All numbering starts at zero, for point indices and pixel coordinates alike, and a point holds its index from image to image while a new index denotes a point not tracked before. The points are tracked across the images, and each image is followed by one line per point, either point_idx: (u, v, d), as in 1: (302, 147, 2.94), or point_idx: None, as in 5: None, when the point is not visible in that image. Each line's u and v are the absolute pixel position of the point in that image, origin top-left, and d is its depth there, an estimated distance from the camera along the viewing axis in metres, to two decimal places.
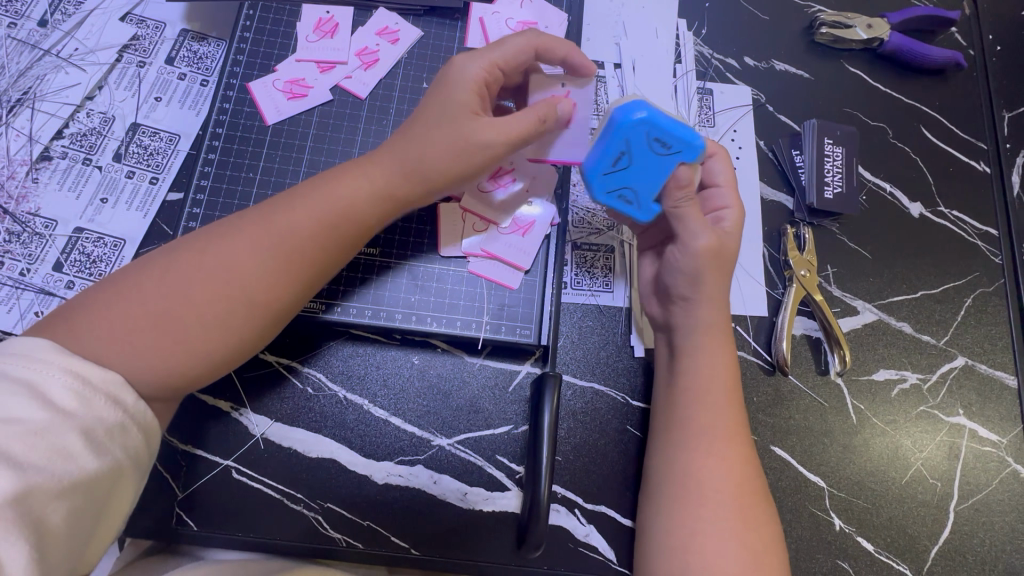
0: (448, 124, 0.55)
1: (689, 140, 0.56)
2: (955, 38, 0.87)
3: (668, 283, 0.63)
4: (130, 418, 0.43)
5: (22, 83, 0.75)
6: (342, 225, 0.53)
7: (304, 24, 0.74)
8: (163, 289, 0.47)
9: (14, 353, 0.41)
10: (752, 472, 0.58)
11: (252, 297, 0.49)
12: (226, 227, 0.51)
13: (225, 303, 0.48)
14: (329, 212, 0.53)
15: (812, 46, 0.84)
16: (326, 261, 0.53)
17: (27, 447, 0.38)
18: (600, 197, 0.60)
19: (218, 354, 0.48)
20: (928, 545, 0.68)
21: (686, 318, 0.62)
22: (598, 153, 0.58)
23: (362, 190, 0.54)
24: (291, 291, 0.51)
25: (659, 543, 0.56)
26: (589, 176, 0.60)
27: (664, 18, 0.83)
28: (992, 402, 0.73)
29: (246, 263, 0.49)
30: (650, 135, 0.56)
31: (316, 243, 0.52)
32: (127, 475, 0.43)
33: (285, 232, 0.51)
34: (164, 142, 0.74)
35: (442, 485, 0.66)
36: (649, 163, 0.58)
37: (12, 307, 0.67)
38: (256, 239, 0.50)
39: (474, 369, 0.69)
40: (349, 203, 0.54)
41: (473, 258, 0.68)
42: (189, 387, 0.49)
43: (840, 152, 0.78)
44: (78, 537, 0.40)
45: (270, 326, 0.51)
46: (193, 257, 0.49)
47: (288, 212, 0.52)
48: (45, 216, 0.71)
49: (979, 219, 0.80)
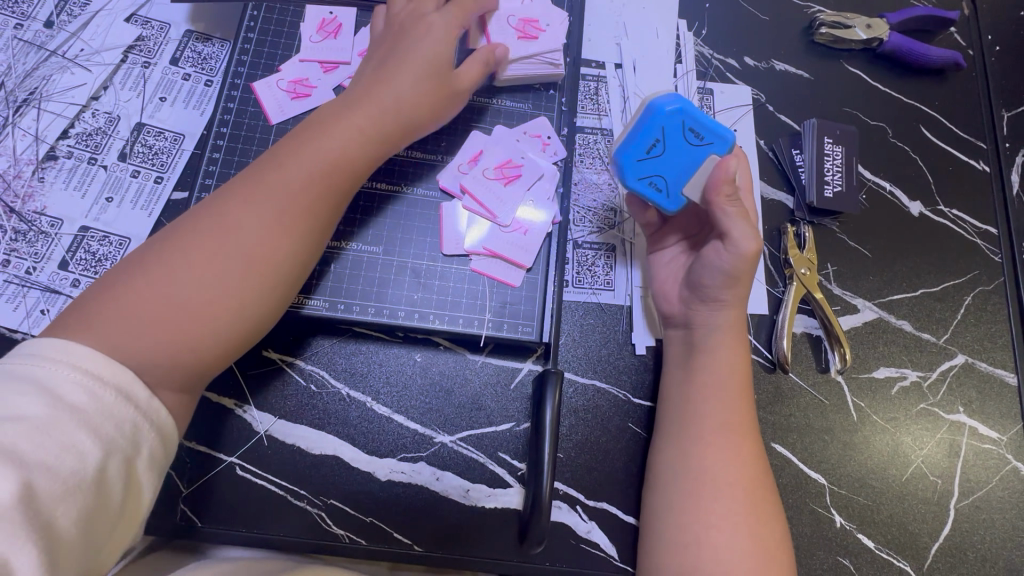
0: (425, 74, 0.62)
1: (720, 132, 0.62)
2: (955, 38, 0.87)
3: (701, 278, 0.63)
4: (143, 417, 0.44)
5: (29, 83, 0.75)
6: (334, 173, 0.57)
7: (308, 24, 0.74)
8: (170, 271, 0.50)
9: (29, 355, 0.42)
10: (756, 470, 0.59)
11: (253, 252, 0.52)
12: (218, 196, 0.55)
13: (229, 265, 0.51)
14: (320, 162, 0.57)
15: (811, 46, 0.85)
16: (322, 209, 0.56)
17: (34, 443, 0.38)
18: (633, 184, 0.63)
19: (229, 315, 0.50)
20: (929, 542, 0.68)
21: (711, 318, 0.64)
22: (635, 137, 0.62)
23: (350, 139, 0.59)
24: (292, 243, 0.54)
25: (665, 540, 0.57)
26: (623, 162, 0.62)
27: (665, 18, 0.84)
28: (992, 400, 0.74)
29: (243, 221, 0.53)
30: (685, 125, 0.62)
31: (310, 192, 0.56)
32: (141, 474, 0.43)
33: (279, 185, 0.55)
34: (168, 142, 0.75)
35: (444, 482, 0.66)
36: (683, 153, 0.62)
37: (18, 305, 0.68)
38: (251, 197, 0.54)
39: (476, 367, 0.69)
40: (340, 152, 0.58)
41: (474, 256, 0.69)
42: (206, 369, 0.50)
43: (840, 151, 0.79)
44: (93, 536, 0.41)
45: (276, 287, 0.53)
46: (193, 229, 0.52)
47: (277, 171, 0.56)
48: (50, 215, 0.71)
49: (979, 218, 0.80)
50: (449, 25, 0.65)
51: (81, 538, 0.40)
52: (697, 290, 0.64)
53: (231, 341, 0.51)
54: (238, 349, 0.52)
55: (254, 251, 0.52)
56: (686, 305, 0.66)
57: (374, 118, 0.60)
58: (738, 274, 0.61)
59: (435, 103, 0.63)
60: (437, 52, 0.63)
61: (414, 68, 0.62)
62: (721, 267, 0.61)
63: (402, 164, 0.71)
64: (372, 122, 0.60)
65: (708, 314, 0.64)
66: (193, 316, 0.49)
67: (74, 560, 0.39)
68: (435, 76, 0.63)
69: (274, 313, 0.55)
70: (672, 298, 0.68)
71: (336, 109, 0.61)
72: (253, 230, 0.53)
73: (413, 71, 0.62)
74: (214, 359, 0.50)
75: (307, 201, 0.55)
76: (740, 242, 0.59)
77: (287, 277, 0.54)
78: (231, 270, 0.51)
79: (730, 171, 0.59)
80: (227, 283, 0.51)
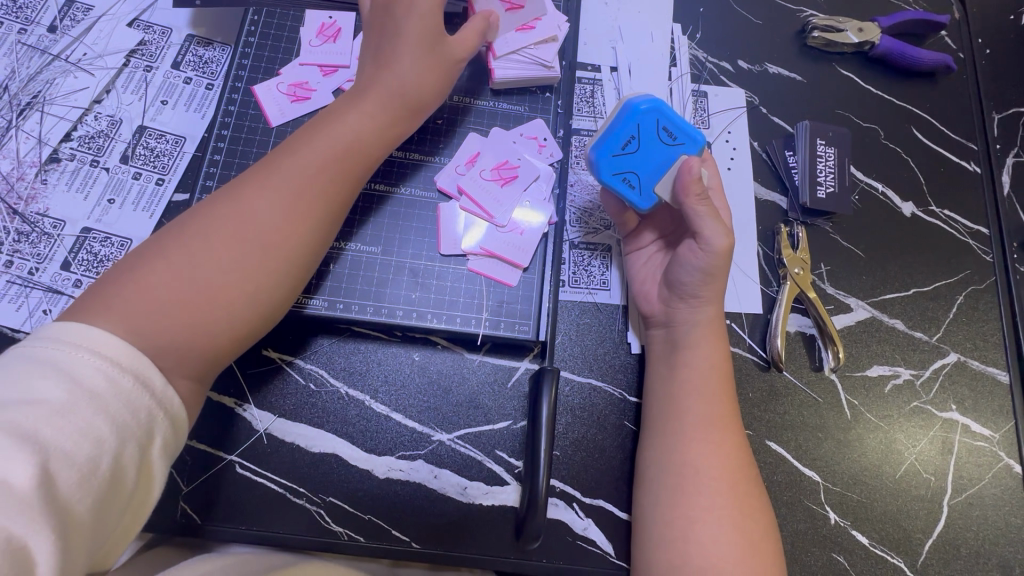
0: (427, 53, 0.64)
1: (692, 135, 0.63)
2: (945, 42, 0.89)
3: (678, 279, 0.64)
4: (158, 404, 0.44)
5: (32, 87, 0.76)
6: (348, 157, 0.60)
7: (307, 29, 0.76)
8: (186, 255, 0.51)
9: (47, 337, 0.43)
10: (745, 464, 0.60)
11: (270, 236, 0.54)
12: (233, 184, 0.56)
13: (250, 250, 0.52)
14: (333, 148, 0.59)
15: (804, 49, 0.86)
16: (339, 192, 0.59)
17: (53, 427, 0.39)
18: (607, 180, 0.64)
19: (249, 299, 0.52)
20: (923, 539, 0.69)
21: (689, 315, 0.64)
22: (609, 134, 0.64)
23: (361, 126, 0.61)
24: (308, 227, 0.56)
25: (656, 534, 0.58)
26: (598, 160, 0.64)
27: (660, 22, 0.85)
28: (985, 398, 0.74)
29: (262, 206, 0.54)
30: (660, 124, 0.63)
31: (325, 176, 0.58)
32: (155, 460, 0.44)
33: (296, 172, 0.56)
34: (169, 144, 0.76)
35: (442, 480, 0.67)
36: (654, 151, 0.64)
37: (21, 305, 0.69)
38: (270, 183, 0.55)
39: (473, 366, 0.70)
40: (352, 137, 0.60)
41: (472, 256, 0.70)
42: (216, 358, 0.51)
43: (832, 152, 0.80)
44: (105, 521, 0.41)
45: (291, 271, 0.55)
46: (212, 215, 0.53)
47: (292, 157, 0.57)
48: (53, 216, 0.72)
49: (969, 218, 0.81)
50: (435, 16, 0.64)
51: (93, 522, 0.40)
52: (674, 288, 0.65)
53: (252, 324, 0.53)
54: (250, 335, 0.54)
55: (274, 237, 0.54)
56: (665, 302, 0.66)
57: (386, 103, 0.62)
58: (715, 271, 0.62)
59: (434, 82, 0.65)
60: (434, 28, 0.64)
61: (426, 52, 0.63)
62: (697, 265, 0.62)
63: (402, 166, 0.72)
64: (382, 109, 0.62)
65: (689, 312, 0.64)
66: (215, 297, 0.50)
67: (86, 548, 0.40)
68: (432, 55, 0.64)
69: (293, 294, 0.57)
70: (652, 297, 0.68)
71: (348, 98, 0.63)
72: (271, 215, 0.54)
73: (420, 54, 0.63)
74: (226, 346, 0.51)
75: (324, 185, 0.57)
76: (716, 237, 0.61)
77: (304, 263, 0.56)
78: (247, 254, 0.52)
79: (697, 173, 0.61)
80: (248, 268, 0.52)
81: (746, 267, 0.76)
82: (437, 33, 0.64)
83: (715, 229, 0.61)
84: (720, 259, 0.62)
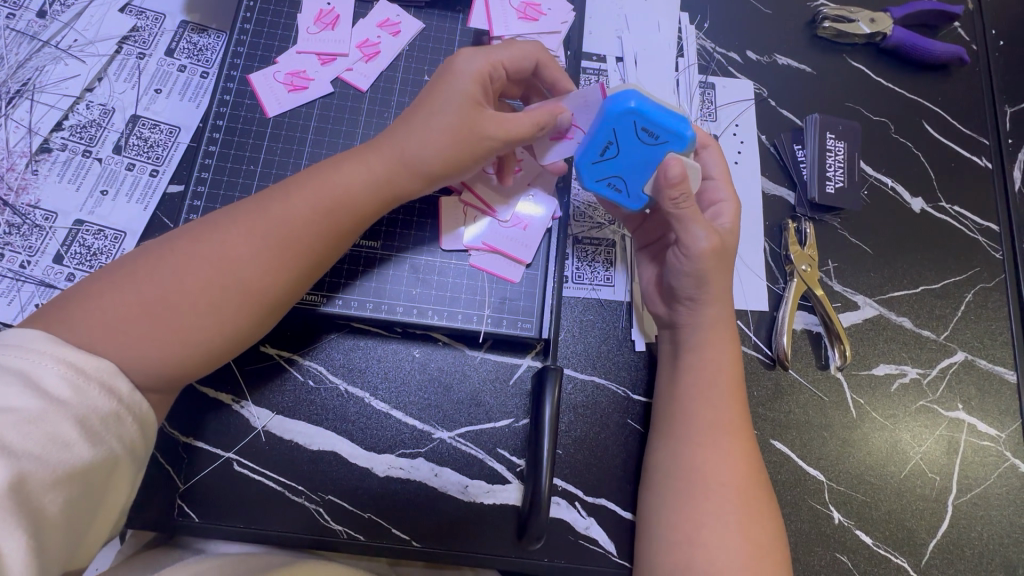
0: (449, 112, 0.57)
1: (678, 130, 0.56)
2: (958, 33, 0.87)
3: (673, 284, 0.63)
4: (125, 408, 0.45)
5: (21, 74, 0.74)
6: (337, 211, 0.55)
7: (305, 16, 0.73)
8: (161, 279, 0.49)
9: (11, 343, 0.42)
10: (751, 463, 0.59)
11: (247, 285, 0.51)
12: (222, 218, 0.53)
13: (223, 293, 0.50)
14: (325, 200, 0.55)
15: (814, 40, 0.84)
16: (322, 247, 0.55)
17: (22, 435, 0.38)
18: (592, 187, 0.61)
19: (216, 338, 0.50)
20: (927, 539, 0.68)
21: (691, 317, 0.63)
22: (588, 139, 0.58)
23: (359, 180, 0.56)
24: (284, 282, 0.53)
25: (659, 534, 0.57)
26: (579, 167, 0.60)
27: (667, 11, 0.83)
28: (991, 397, 0.74)
29: (242, 254, 0.51)
30: (638, 125, 0.56)
31: (310, 230, 0.54)
32: (125, 464, 0.44)
33: (280, 218, 0.53)
34: (164, 134, 0.74)
35: (443, 478, 0.66)
36: (639, 154, 0.58)
37: (13, 299, 0.67)
38: (251, 226, 0.52)
39: (475, 363, 0.69)
40: (345, 189, 0.56)
41: (473, 251, 0.68)
42: (176, 378, 0.50)
43: (842, 146, 0.78)
44: (77, 521, 0.42)
45: (259, 320, 0.53)
46: (189, 244, 0.51)
47: (284, 202, 0.54)
48: (45, 208, 0.70)
49: (980, 215, 0.80)
50: (478, 70, 0.58)
51: (65, 528, 0.40)
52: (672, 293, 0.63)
53: (211, 360, 0.51)
54: (208, 366, 0.52)
55: (251, 286, 0.51)
56: (668, 306, 0.65)
57: (386, 160, 0.57)
58: (706, 272, 0.60)
59: (450, 161, 0.57)
60: (463, 97, 0.57)
61: (455, 129, 0.56)
62: (684, 270, 0.60)
63: None
64: (384, 167, 0.57)
65: (688, 313, 0.63)
66: (171, 337, 0.48)
67: (60, 548, 0.40)
68: (461, 123, 0.56)
69: (255, 341, 0.55)
70: (656, 301, 0.67)
71: (354, 149, 0.59)
72: (248, 265, 0.51)
73: (441, 125, 0.56)
74: (191, 367, 0.50)
75: (308, 239, 0.54)
76: (694, 243, 0.58)
77: (278, 310, 0.54)
78: (223, 303, 0.50)
79: (673, 176, 0.55)
80: (218, 311, 0.50)
81: (752, 263, 0.75)
82: (471, 101, 0.57)
83: (698, 235, 0.58)
84: (710, 260, 0.59)
